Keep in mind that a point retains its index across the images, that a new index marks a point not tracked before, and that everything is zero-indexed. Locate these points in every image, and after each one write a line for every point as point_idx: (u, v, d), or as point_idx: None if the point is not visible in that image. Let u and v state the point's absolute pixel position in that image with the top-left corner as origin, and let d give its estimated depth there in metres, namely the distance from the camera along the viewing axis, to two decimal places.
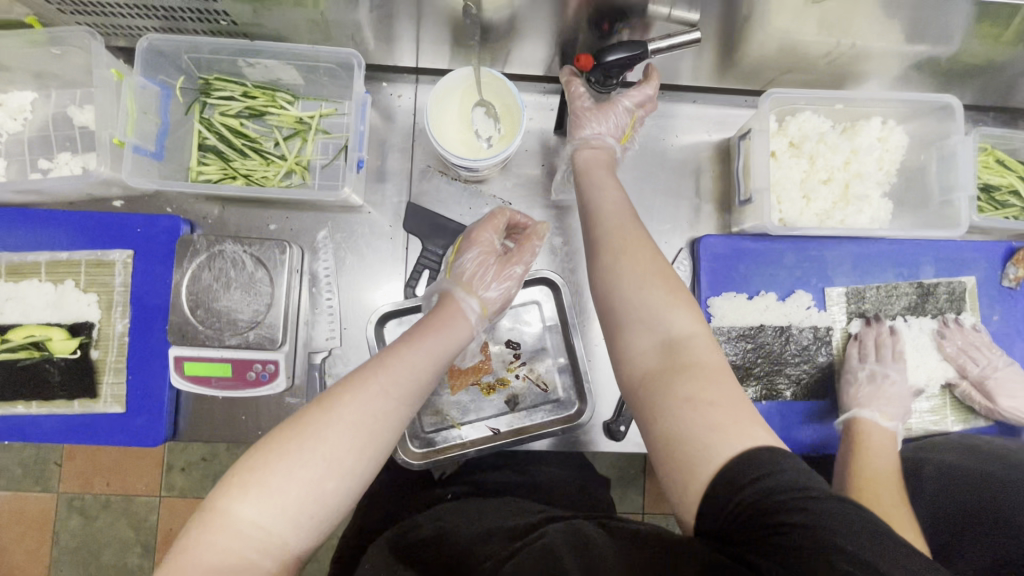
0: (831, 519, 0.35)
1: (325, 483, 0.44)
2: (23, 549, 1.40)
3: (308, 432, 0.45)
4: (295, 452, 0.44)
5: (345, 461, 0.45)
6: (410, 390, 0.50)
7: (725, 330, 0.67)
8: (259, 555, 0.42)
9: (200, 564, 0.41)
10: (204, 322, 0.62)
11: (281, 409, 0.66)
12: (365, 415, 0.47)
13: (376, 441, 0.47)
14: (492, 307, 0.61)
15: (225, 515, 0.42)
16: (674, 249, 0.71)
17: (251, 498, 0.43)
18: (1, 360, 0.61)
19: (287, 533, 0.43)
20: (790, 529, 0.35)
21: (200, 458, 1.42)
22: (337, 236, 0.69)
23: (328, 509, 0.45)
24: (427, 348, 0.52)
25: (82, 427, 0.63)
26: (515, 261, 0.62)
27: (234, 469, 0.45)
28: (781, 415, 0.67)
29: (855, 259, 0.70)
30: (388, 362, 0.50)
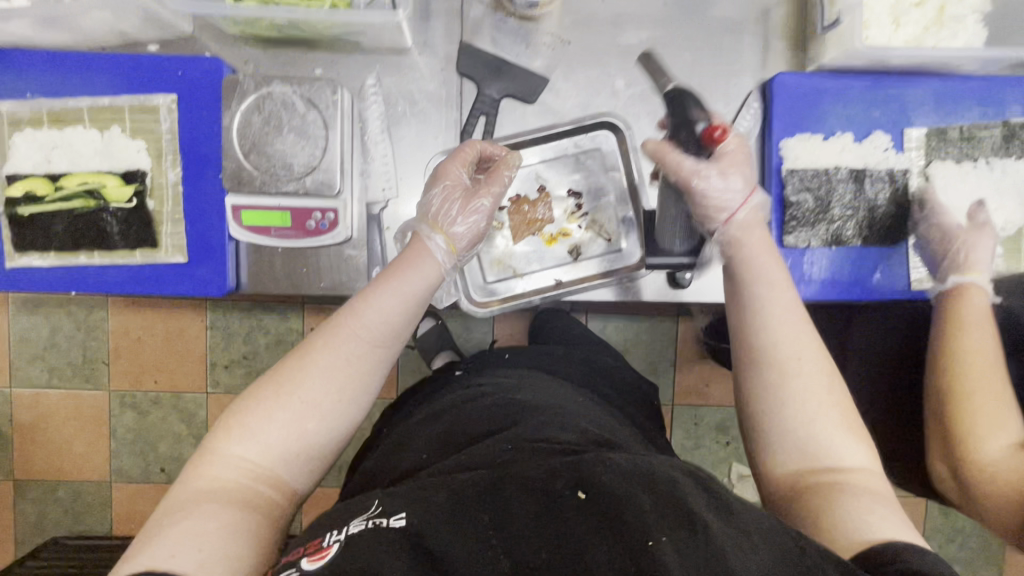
0: (691, 495, 0.48)
1: (305, 423, 0.61)
2: (82, 443, 1.47)
3: (291, 380, 0.61)
4: (272, 399, 0.61)
5: (318, 404, 0.61)
6: (363, 349, 0.64)
7: (797, 169, 0.74)
8: (257, 480, 0.59)
9: (199, 486, 0.57)
10: (255, 164, 0.67)
11: (342, 260, 0.72)
12: (335, 360, 0.62)
13: (353, 378, 0.63)
14: (461, 245, 0.71)
15: (216, 452, 0.59)
16: (747, 90, 0.77)
17: (235, 439, 0.60)
18: (65, 209, 0.70)
19: (274, 463, 0.60)
20: (658, 491, 0.48)
21: (243, 355, 1.46)
22: (386, 81, 0.74)
23: (307, 442, 0.61)
24: (378, 311, 0.65)
25: (147, 276, 0.72)
26: (483, 190, 0.72)
27: (220, 421, 0.62)
28: (835, 254, 0.75)
29: (937, 98, 0.75)
30: (343, 326, 0.64)
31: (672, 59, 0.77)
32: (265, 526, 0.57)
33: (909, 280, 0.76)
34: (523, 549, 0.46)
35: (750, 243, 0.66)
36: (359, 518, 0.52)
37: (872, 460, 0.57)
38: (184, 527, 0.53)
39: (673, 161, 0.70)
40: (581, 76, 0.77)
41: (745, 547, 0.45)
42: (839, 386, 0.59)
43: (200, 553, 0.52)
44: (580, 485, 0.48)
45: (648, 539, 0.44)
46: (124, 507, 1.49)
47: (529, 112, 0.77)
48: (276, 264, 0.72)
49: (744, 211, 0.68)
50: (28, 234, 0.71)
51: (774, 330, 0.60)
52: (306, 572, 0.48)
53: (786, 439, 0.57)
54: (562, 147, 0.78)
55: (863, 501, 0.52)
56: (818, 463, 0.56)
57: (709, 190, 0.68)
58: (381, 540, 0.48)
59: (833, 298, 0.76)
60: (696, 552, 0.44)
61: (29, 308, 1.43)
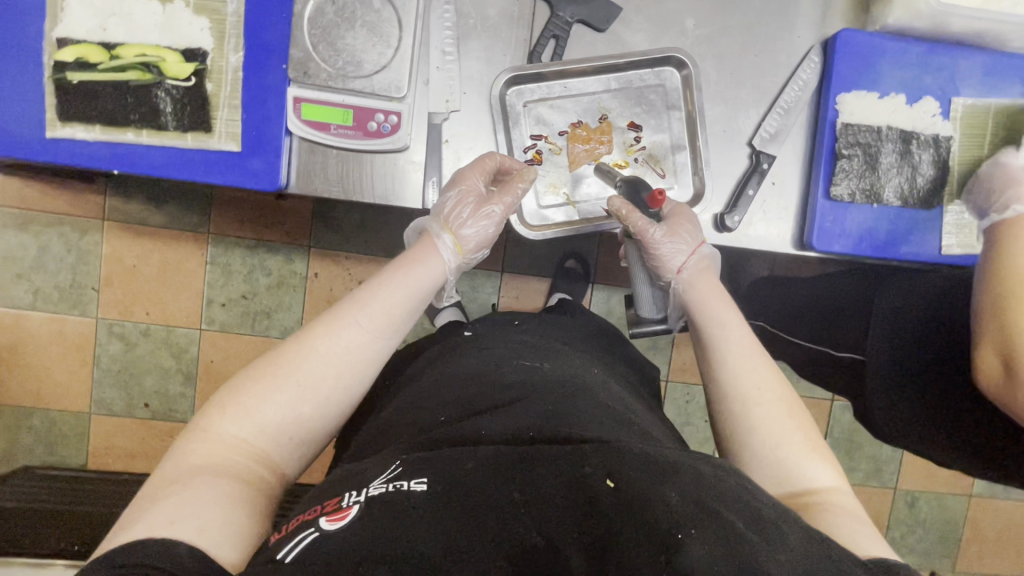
0: (719, 483, 0.45)
1: (303, 405, 0.59)
2: (63, 370, 1.37)
3: (291, 364, 0.59)
4: (273, 377, 0.59)
5: (318, 386, 0.60)
6: (374, 327, 0.63)
7: (852, 124, 0.78)
8: (251, 460, 0.56)
9: (190, 462, 0.53)
10: (323, 57, 0.75)
11: (396, 169, 0.79)
12: (338, 344, 0.62)
13: (353, 366, 0.62)
14: (470, 248, 0.73)
15: (209, 429, 0.56)
16: (808, 45, 0.81)
17: (229, 417, 0.56)
18: (119, 79, 0.73)
19: (268, 445, 0.57)
20: (682, 484, 0.44)
21: (242, 295, 1.36)
22: None
23: (303, 427, 0.59)
24: (386, 296, 0.66)
25: (195, 162, 0.75)
26: (495, 199, 0.75)
27: (212, 399, 0.58)
28: (869, 212, 0.80)
29: (985, 71, 0.79)
30: (354, 305, 0.64)
31: (737, 5, 0.80)
32: (261, 505, 0.54)
33: (940, 245, 0.80)
34: (557, 527, 0.42)
35: (697, 289, 0.70)
36: (379, 480, 0.48)
37: (840, 479, 0.55)
38: (184, 496, 0.49)
39: (637, 220, 0.73)
40: (651, 11, 0.80)
41: (772, 531, 0.42)
42: (799, 411, 0.59)
43: (201, 520, 0.47)
44: (608, 473, 0.45)
45: (678, 532, 0.40)
46: (101, 440, 1.39)
47: (598, 40, 0.81)
48: (330, 163, 0.78)
49: (690, 267, 0.72)
50: (78, 103, 0.72)
51: (730, 349, 0.63)
52: (326, 532, 0.44)
53: (760, 464, 0.55)
54: (627, 80, 0.82)
55: (848, 521, 0.50)
56: (792, 487, 0.54)
57: (666, 254, 0.72)
58: (401, 505, 0.44)
59: (870, 254, 0.80)
60: (725, 539, 0.40)
61: (16, 223, 1.31)
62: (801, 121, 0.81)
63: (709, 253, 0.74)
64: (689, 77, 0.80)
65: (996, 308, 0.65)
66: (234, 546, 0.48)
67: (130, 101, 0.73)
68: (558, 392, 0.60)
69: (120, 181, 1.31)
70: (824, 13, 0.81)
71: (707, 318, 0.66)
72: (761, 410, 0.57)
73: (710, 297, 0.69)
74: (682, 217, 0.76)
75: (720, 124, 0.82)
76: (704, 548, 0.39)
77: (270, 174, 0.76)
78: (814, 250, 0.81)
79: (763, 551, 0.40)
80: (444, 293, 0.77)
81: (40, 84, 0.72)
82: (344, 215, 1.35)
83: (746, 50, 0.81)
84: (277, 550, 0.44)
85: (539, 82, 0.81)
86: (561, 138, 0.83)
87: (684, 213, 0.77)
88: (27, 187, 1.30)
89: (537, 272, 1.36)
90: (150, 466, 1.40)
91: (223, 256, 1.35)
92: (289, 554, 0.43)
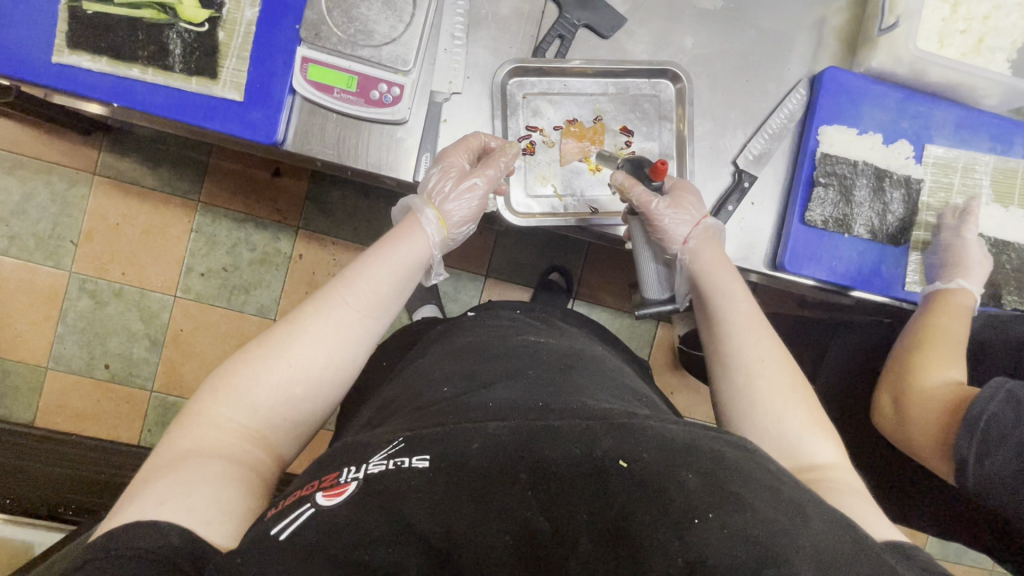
0: (736, 462, 0.45)
1: (295, 387, 0.59)
2: (27, 320, 1.33)
3: (280, 345, 0.59)
4: (260, 358, 0.58)
5: (308, 367, 0.59)
6: (365, 306, 0.64)
7: (830, 155, 0.82)
8: (245, 440, 0.56)
9: (182, 447, 0.53)
10: (336, 23, 0.77)
11: (391, 141, 0.81)
12: (327, 322, 0.62)
13: (346, 345, 0.62)
14: (453, 223, 0.75)
15: (200, 414, 0.55)
16: (797, 79, 0.86)
17: (220, 401, 0.56)
18: (134, 16, 0.74)
19: (262, 425, 0.57)
20: (698, 463, 0.45)
21: (223, 266, 1.35)
22: None
23: (296, 406, 0.59)
24: (378, 274, 0.66)
25: (196, 106, 0.76)
26: (477, 173, 0.77)
27: (203, 386, 0.58)
28: (840, 243, 0.83)
29: (958, 123, 0.85)
30: (348, 281, 0.65)
31: (736, 33, 0.86)
32: (257, 485, 0.53)
33: (903, 281, 0.84)
34: (568, 517, 0.43)
35: (703, 258, 0.74)
36: (379, 456, 0.48)
37: (842, 455, 0.58)
38: (176, 477, 0.49)
39: (637, 195, 0.77)
40: (655, 26, 0.85)
41: (794, 513, 0.42)
42: (802, 384, 0.62)
43: (191, 499, 0.47)
44: (620, 454, 0.45)
45: (694, 515, 0.41)
46: (54, 398, 1.33)
47: (601, 46, 0.85)
48: (328, 126, 0.80)
49: (695, 237, 0.76)
50: (88, 33, 0.74)
51: (735, 322, 0.67)
52: (323, 508, 0.44)
53: (764, 437, 0.58)
54: (624, 88, 0.86)
55: (852, 499, 0.53)
56: (797, 462, 0.57)
57: (669, 227, 0.76)
58: (403, 483, 0.45)
59: (837, 281, 0.83)
60: (740, 518, 0.41)
61: (4, 167, 1.30)
62: (784, 148, 0.85)
63: (713, 223, 0.77)
64: (684, 90, 0.85)
65: (896, 360, 0.78)
66: (222, 527, 0.47)
67: (140, 38, 0.74)
68: (554, 370, 0.62)
69: (117, 137, 1.31)
70: (815, 52, 0.87)
71: (713, 288, 0.71)
72: (760, 378, 0.61)
73: (717, 267, 0.73)
74: (684, 190, 0.79)
75: (708, 140, 0.85)
76: (722, 529, 0.40)
77: (268, 126, 0.77)
78: (785, 271, 0.84)
79: (781, 532, 0.41)
80: (432, 271, 0.77)
81: (55, 13, 0.74)
82: (337, 200, 1.36)
83: (737, 76, 0.86)
84: (271, 525, 0.44)
85: (541, 77, 0.85)
86: (555, 133, 0.86)
87: (684, 187, 0.80)
88: (23, 132, 1.29)
89: (519, 280, 1.38)
90: (99, 431, 1.34)
91: (210, 226, 1.34)
92: (284, 531, 0.43)
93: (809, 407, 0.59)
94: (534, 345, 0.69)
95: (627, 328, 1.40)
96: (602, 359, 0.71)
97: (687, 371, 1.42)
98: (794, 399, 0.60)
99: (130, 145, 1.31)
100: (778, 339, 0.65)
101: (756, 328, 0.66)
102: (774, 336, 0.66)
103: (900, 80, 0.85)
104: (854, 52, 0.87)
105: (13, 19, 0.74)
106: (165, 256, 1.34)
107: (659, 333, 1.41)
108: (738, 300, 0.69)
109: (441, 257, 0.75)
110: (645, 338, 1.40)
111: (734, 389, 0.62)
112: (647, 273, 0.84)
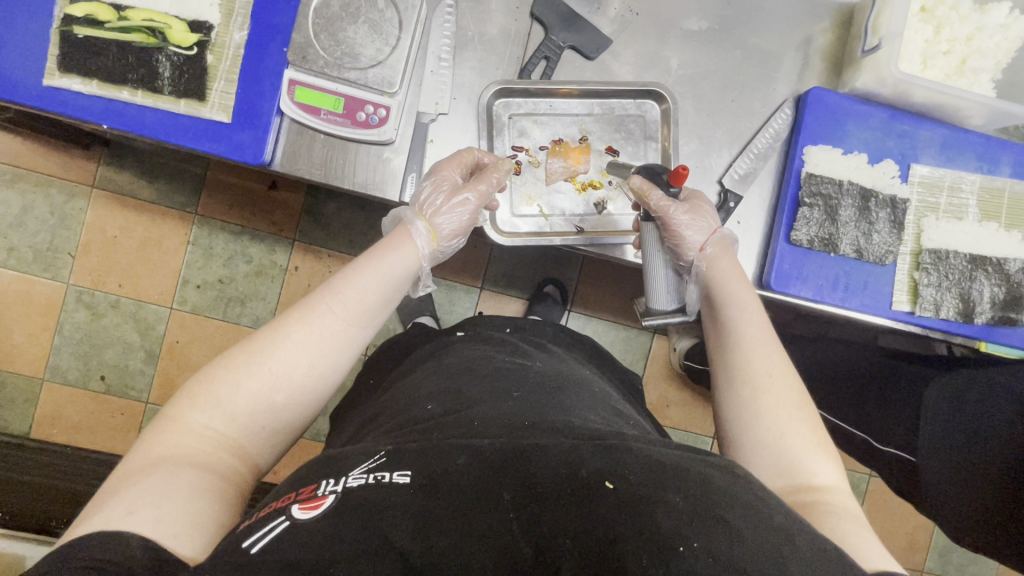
0: (726, 487, 0.45)
1: (275, 396, 0.59)
2: (24, 332, 1.33)
3: (263, 351, 0.59)
4: (241, 366, 0.58)
5: (290, 377, 0.59)
6: (349, 316, 0.64)
7: (815, 174, 0.82)
8: (220, 449, 0.56)
9: (157, 453, 0.53)
10: (323, 46, 0.78)
11: (378, 161, 0.81)
12: (310, 330, 0.62)
13: (329, 355, 0.62)
14: (443, 236, 0.76)
15: (178, 419, 0.56)
16: (782, 98, 0.87)
17: (198, 407, 0.56)
18: (124, 39, 0.76)
19: (240, 435, 0.57)
20: (687, 485, 0.44)
21: (219, 279, 1.36)
22: (464, 6, 0.83)
23: (276, 416, 0.59)
24: (365, 284, 0.66)
25: (185, 127, 0.78)
26: (469, 189, 0.78)
27: (182, 390, 0.58)
28: (825, 262, 0.83)
29: (943, 143, 0.85)
30: (334, 289, 0.65)
31: (722, 54, 0.87)
32: (229, 496, 0.54)
33: (890, 300, 0.84)
34: (546, 534, 0.42)
35: (719, 266, 0.74)
36: (359, 469, 0.48)
37: (841, 478, 0.58)
38: (146, 485, 0.49)
39: (655, 199, 0.77)
40: (641, 47, 0.86)
41: (783, 545, 0.41)
42: (808, 404, 0.61)
43: (159, 510, 0.47)
44: (606, 476, 0.45)
45: (678, 543, 0.41)
46: (49, 409, 1.33)
47: (587, 66, 0.86)
48: (315, 147, 0.81)
49: (712, 244, 0.75)
50: (79, 55, 0.75)
51: (746, 333, 0.66)
52: (298, 521, 0.44)
53: (763, 455, 0.58)
54: (610, 107, 0.87)
55: (849, 524, 0.52)
56: (794, 483, 0.57)
57: (685, 232, 0.76)
58: (381, 496, 0.44)
59: (823, 300, 0.84)
60: (727, 547, 0.40)
61: (4, 180, 1.31)
62: (771, 166, 0.86)
63: (729, 233, 0.77)
64: (669, 111, 0.85)
65: None
66: (191, 538, 0.47)
67: (130, 60, 0.76)
68: (542, 389, 0.62)
69: (115, 152, 1.32)
70: (801, 72, 0.88)
71: (729, 297, 0.70)
72: (763, 393, 0.61)
73: (731, 276, 0.72)
74: (700, 199, 0.79)
75: (694, 159, 0.86)
76: (709, 558, 0.40)
77: (256, 148, 0.78)
78: (772, 290, 0.84)
79: (765, 561, 0.40)
80: (420, 283, 0.78)
81: (47, 36, 0.75)
82: (332, 213, 1.36)
83: (723, 96, 0.86)
84: (244, 537, 0.43)
85: (527, 97, 0.85)
86: (541, 153, 0.87)
87: (700, 197, 0.80)
88: (22, 146, 1.31)
89: (515, 292, 1.38)
90: (95, 443, 1.34)
91: (206, 238, 1.35)
92: (255, 544, 0.42)
93: (810, 430, 0.59)
94: (521, 366, 0.69)
95: (622, 340, 1.39)
96: (585, 381, 0.71)
97: (681, 383, 1.41)
98: (796, 418, 0.59)
99: (128, 158, 1.33)
100: (789, 357, 0.64)
101: (763, 341, 0.65)
102: (782, 352, 0.65)
103: (885, 100, 0.86)
104: (840, 72, 0.88)
105: (5, 42, 0.75)
106: (160, 269, 1.35)
107: (654, 346, 1.40)
108: (744, 308, 0.69)
109: (430, 269, 0.76)
110: (640, 350, 1.40)
111: (738, 403, 0.62)
112: (656, 280, 0.82)
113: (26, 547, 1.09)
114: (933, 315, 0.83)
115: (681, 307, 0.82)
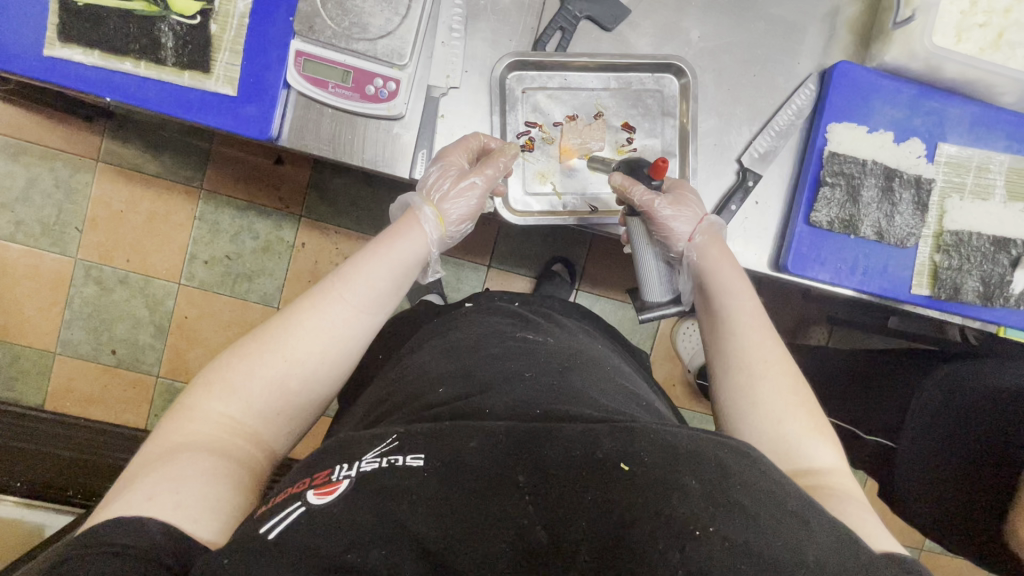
0: (741, 474, 0.45)
1: (290, 382, 0.60)
2: (34, 306, 1.34)
3: (277, 339, 0.60)
4: (255, 353, 0.59)
5: (304, 364, 0.60)
6: (361, 302, 0.64)
7: (839, 153, 0.80)
8: (236, 436, 0.57)
9: (174, 440, 0.54)
10: (330, 16, 0.76)
11: (388, 137, 0.79)
12: (323, 316, 0.62)
13: (343, 341, 0.63)
14: (452, 220, 0.75)
15: (194, 407, 0.56)
16: (806, 73, 0.84)
17: (214, 395, 0.57)
18: (124, 8, 0.73)
19: (256, 422, 0.58)
20: (702, 470, 0.44)
21: (226, 254, 1.35)
22: None
23: (289, 401, 0.60)
24: (371, 268, 0.66)
25: (190, 101, 0.76)
26: (476, 172, 0.77)
27: (199, 378, 0.59)
28: (845, 244, 0.82)
29: (973, 120, 0.82)
30: (347, 273, 0.65)
31: (744, 25, 0.83)
32: (249, 482, 0.54)
33: (909, 285, 0.83)
34: (561, 519, 0.42)
35: (709, 252, 0.73)
36: (373, 453, 0.48)
37: (840, 460, 0.58)
38: (165, 472, 0.50)
39: (639, 195, 0.75)
40: (660, 18, 0.83)
41: (794, 525, 0.42)
42: (804, 390, 0.61)
43: (179, 496, 0.48)
44: (621, 457, 0.45)
45: (695, 527, 0.40)
46: (62, 381, 1.35)
47: (603, 39, 0.83)
48: (323, 121, 0.79)
49: (700, 233, 0.74)
50: (80, 25, 0.73)
51: (741, 321, 0.66)
52: (314, 506, 0.45)
53: (760, 440, 0.58)
54: (626, 82, 0.84)
55: (850, 503, 0.53)
56: (794, 466, 0.57)
57: (673, 224, 0.75)
58: (396, 479, 0.45)
59: (842, 284, 0.82)
60: (743, 532, 0.40)
61: (9, 153, 1.30)
62: (792, 144, 0.83)
63: (717, 220, 0.76)
64: (688, 86, 0.83)
65: None
66: (209, 523, 0.47)
67: (131, 31, 0.73)
68: (555, 367, 0.63)
69: (120, 124, 1.31)
70: (827, 44, 0.84)
71: (720, 286, 0.69)
72: (755, 380, 0.61)
73: (724, 264, 0.71)
74: (684, 190, 0.77)
75: (713, 137, 0.84)
76: (723, 542, 0.40)
77: (262, 122, 0.77)
78: (789, 273, 0.82)
79: (783, 546, 0.40)
80: (430, 268, 0.76)
81: (47, 4, 0.73)
82: (339, 188, 1.35)
83: (744, 71, 0.83)
84: (261, 524, 0.44)
85: (541, 71, 0.83)
86: (556, 129, 0.85)
87: (684, 187, 0.79)
88: (27, 118, 1.29)
89: (522, 271, 1.37)
90: (108, 415, 1.36)
91: (213, 213, 1.34)
92: (273, 530, 0.43)
93: (802, 421, 0.58)
94: (531, 344, 0.68)
95: (631, 319, 1.39)
96: (597, 358, 0.71)
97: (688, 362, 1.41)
98: (793, 401, 0.60)
99: (133, 131, 1.31)
100: (783, 344, 0.65)
101: (757, 332, 0.65)
102: (778, 338, 0.65)
103: (915, 76, 0.83)
104: (867, 45, 0.85)
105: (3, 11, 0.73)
106: (168, 243, 1.34)
107: (661, 326, 1.40)
108: (738, 295, 0.68)
109: (439, 255, 0.75)
110: (647, 329, 1.40)
111: (733, 388, 0.62)
112: (648, 271, 0.81)
113: (46, 517, 1.15)
114: (951, 299, 0.82)
115: (675, 298, 0.81)
